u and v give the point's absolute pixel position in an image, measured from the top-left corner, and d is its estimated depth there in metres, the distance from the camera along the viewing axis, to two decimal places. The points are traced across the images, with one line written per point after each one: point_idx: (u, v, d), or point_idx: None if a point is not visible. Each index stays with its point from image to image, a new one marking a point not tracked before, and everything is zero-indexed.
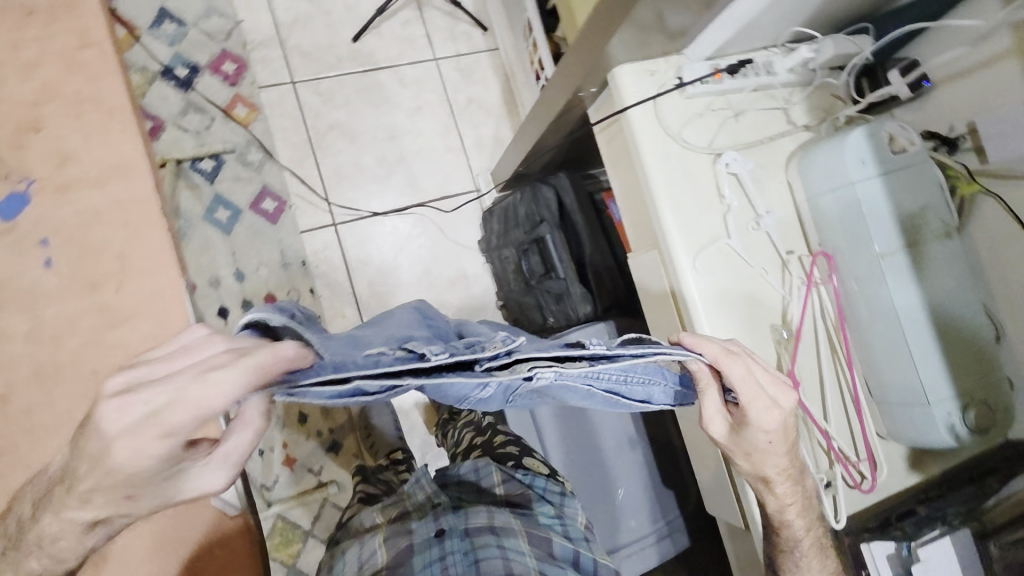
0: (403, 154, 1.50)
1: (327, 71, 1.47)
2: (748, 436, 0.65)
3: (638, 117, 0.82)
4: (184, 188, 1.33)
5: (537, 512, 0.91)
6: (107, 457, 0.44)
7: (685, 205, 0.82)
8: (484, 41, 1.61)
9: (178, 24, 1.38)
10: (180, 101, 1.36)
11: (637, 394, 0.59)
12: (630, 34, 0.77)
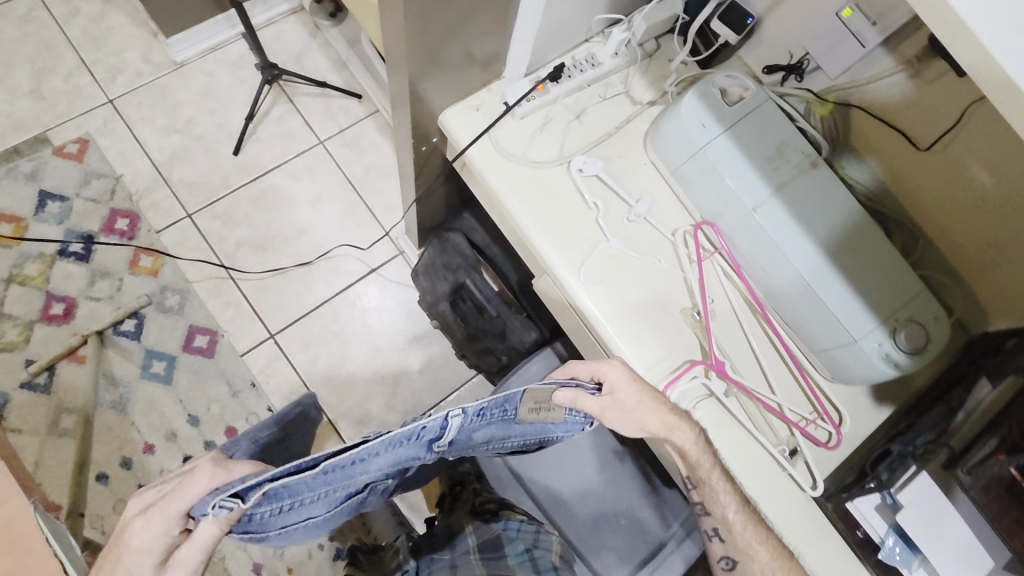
0: (318, 244, 1.48)
1: (219, 193, 1.47)
2: (622, 399, 0.68)
3: (478, 155, 0.80)
4: (114, 355, 1.34)
5: (506, 553, 0.89)
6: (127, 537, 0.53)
7: (552, 221, 0.80)
8: (363, 107, 1.59)
9: (61, 201, 1.40)
10: (85, 273, 1.37)
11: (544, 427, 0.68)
12: (446, 78, 0.76)
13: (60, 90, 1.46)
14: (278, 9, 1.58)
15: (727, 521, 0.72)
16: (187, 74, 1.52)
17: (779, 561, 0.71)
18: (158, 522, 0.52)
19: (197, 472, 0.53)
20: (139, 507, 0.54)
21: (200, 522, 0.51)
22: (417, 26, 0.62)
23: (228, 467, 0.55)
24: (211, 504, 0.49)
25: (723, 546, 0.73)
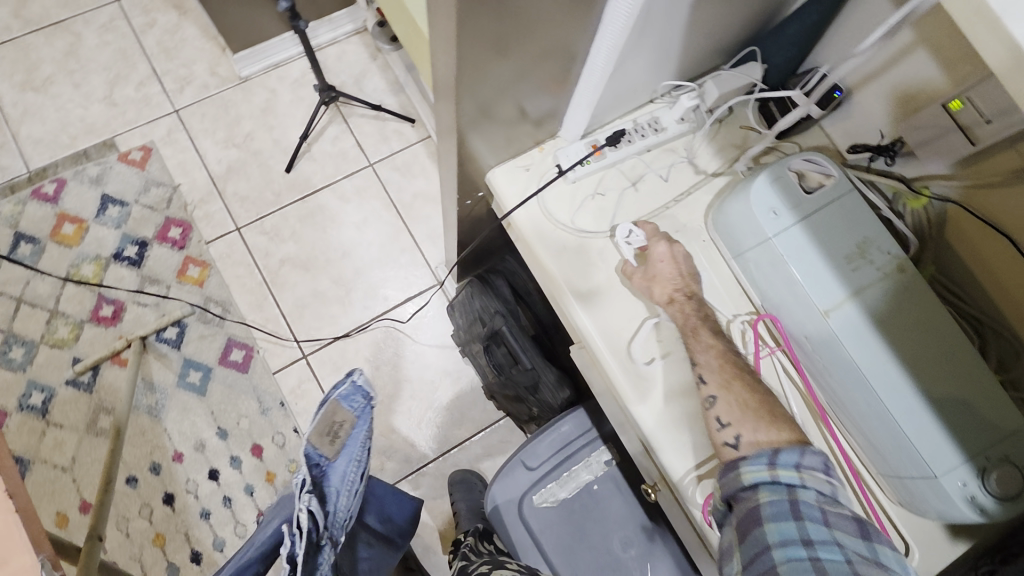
0: (359, 267, 1.47)
1: (268, 208, 1.48)
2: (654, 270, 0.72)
3: (524, 218, 0.76)
4: (154, 360, 1.37)
5: None
6: None
7: (596, 299, 0.74)
8: (416, 132, 1.58)
9: (121, 206, 1.45)
10: (135, 278, 1.41)
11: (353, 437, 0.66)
12: (495, 135, 0.72)
13: (131, 98, 1.52)
14: (343, 30, 1.59)
15: (707, 367, 0.67)
16: (249, 89, 1.55)
17: (753, 397, 0.65)
18: None
19: None
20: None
21: None
22: (476, 73, 0.58)
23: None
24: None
25: (714, 411, 0.65)
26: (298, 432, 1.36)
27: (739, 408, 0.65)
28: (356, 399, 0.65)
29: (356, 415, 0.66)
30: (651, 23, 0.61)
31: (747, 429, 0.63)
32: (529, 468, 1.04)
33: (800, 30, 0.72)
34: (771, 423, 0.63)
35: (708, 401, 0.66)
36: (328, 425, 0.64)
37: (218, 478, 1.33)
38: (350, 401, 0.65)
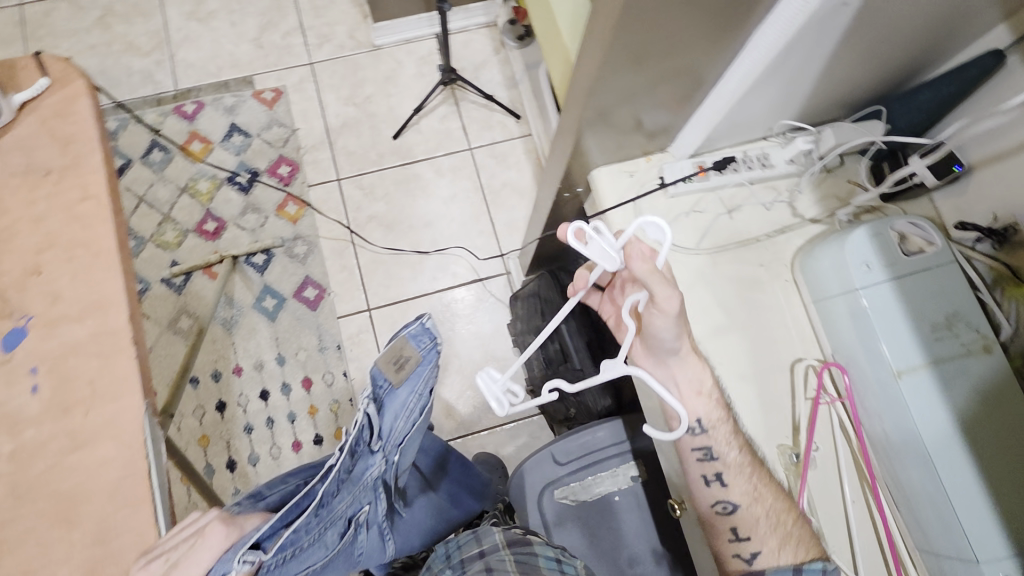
0: (437, 240, 1.55)
1: (370, 167, 1.59)
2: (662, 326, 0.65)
3: (618, 219, 0.79)
4: (239, 279, 1.49)
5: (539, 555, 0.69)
6: None
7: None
8: (519, 127, 1.65)
9: (244, 137, 1.59)
10: (241, 203, 1.54)
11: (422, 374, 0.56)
12: (607, 137, 0.76)
13: (275, 44, 1.66)
14: (475, 20, 1.69)
15: (734, 469, 0.69)
16: (379, 57, 1.67)
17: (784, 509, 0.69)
18: None
19: (209, 530, 0.54)
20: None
21: None
22: (606, 77, 0.64)
23: (239, 525, 0.56)
24: (235, 562, 0.52)
25: (733, 524, 0.70)
26: (346, 376, 1.45)
27: (761, 519, 0.69)
28: (422, 341, 0.55)
29: (422, 356, 0.55)
30: (783, 64, 0.64)
31: (770, 546, 0.69)
32: (557, 461, 1.07)
33: (933, 97, 0.72)
34: (796, 539, 0.68)
35: (724, 507, 0.69)
36: (395, 356, 0.56)
37: (268, 399, 1.43)
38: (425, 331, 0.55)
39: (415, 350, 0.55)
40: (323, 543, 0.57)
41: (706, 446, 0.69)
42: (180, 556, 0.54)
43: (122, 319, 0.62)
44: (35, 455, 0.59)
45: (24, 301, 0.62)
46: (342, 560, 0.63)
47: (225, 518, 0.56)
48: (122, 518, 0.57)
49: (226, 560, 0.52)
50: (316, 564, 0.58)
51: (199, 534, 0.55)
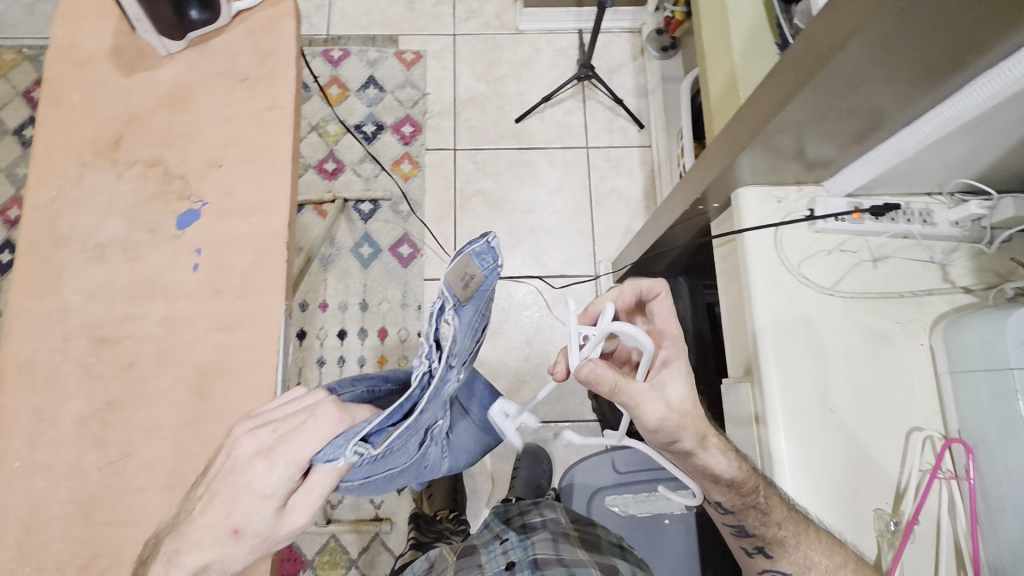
0: (535, 228, 1.57)
1: (487, 144, 1.63)
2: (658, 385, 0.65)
3: (754, 242, 0.77)
4: (344, 222, 1.56)
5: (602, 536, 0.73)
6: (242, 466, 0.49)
7: (790, 345, 0.74)
8: (640, 137, 1.64)
9: (378, 91, 1.66)
10: (361, 151, 1.61)
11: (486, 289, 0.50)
12: (762, 158, 0.74)
13: (425, 10, 1.73)
14: (621, 24, 1.69)
15: (777, 540, 0.71)
16: (520, 42, 1.71)
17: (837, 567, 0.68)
18: (279, 466, 0.48)
19: (323, 409, 0.50)
20: (256, 446, 0.50)
21: (318, 466, 0.49)
22: (790, 99, 0.62)
23: (349, 415, 0.51)
24: (348, 452, 0.48)
25: None
26: (420, 336, 1.49)
27: None
28: (488, 261, 0.48)
29: (486, 275, 0.49)
30: (988, 122, 0.60)
31: None
32: (616, 470, 1.07)
33: None
34: None
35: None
36: (460, 275, 0.48)
37: (344, 339, 1.49)
38: (489, 248, 0.48)
39: (481, 272, 0.48)
40: (407, 451, 0.61)
41: (743, 524, 0.72)
42: (290, 430, 0.50)
43: (282, 224, 0.66)
44: (184, 325, 0.64)
45: (202, 187, 0.68)
46: (414, 467, 0.69)
47: (340, 405, 0.50)
48: (244, 401, 0.62)
49: (339, 446, 0.48)
50: (400, 465, 0.62)
51: (310, 413, 0.51)
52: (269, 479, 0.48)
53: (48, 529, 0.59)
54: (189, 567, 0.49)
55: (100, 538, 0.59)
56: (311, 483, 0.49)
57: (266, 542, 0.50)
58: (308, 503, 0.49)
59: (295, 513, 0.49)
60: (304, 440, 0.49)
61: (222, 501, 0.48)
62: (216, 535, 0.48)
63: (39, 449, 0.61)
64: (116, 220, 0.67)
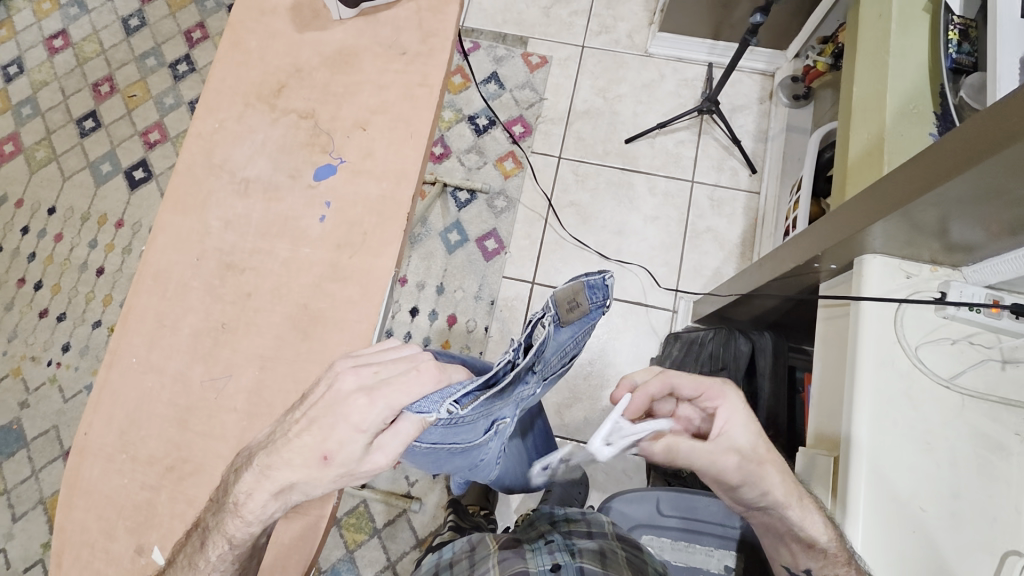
0: (622, 250, 1.55)
1: (592, 158, 1.63)
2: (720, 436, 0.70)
3: (871, 313, 0.73)
4: (439, 205, 1.60)
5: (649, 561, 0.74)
6: (340, 401, 0.52)
7: (889, 427, 0.69)
8: (749, 182, 1.59)
9: (499, 87, 1.70)
10: (471, 141, 1.66)
11: (585, 319, 0.67)
12: (898, 229, 0.69)
13: (560, 17, 1.75)
14: (755, 65, 1.65)
15: None
16: (647, 64, 1.70)
17: None
18: (377, 407, 0.51)
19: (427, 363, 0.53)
20: (358, 382, 0.52)
21: (407, 416, 0.54)
22: (953, 174, 0.58)
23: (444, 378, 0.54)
24: (443, 409, 0.55)
25: None
26: (486, 331, 1.50)
27: None
28: (597, 295, 0.65)
29: (591, 308, 0.67)
30: None
31: None
32: (658, 510, 0.96)
33: None
34: None
35: None
36: (570, 297, 0.66)
37: (414, 317, 1.52)
38: (603, 279, 0.65)
39: (588, 300, 0.66)
40: (473, 427, 0.63)
41: None
42: (392, 375, 0.53)
43: (407, 194, 0.72)
44: (303, 269, 0.70)
45: (343, 146, 0.74)
46: (471, 454, 0.69)
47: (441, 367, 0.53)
48: (340, 349, 0.67)
49: (436, 404, 0.55)
50: (461, 442, 0.64)
51: (413, 365, 0.53)
52: (365, 418, 0.51)
53: (146, 424, 0.67)
54: (279, 482, 0.53)
55: (193, 441, 0.66)
56: (398, 429, 0.53)
57: (348, 476, 0.52)
58: (393, 447, 0.53)
59: (379, 453, 0.52)
60: (405, 389, 0.52)
61: (320, 428, 0.51)
62: (307, 458, 0.51)
63: (157, 351, 0.69)
64: (265, 161, 0.74)
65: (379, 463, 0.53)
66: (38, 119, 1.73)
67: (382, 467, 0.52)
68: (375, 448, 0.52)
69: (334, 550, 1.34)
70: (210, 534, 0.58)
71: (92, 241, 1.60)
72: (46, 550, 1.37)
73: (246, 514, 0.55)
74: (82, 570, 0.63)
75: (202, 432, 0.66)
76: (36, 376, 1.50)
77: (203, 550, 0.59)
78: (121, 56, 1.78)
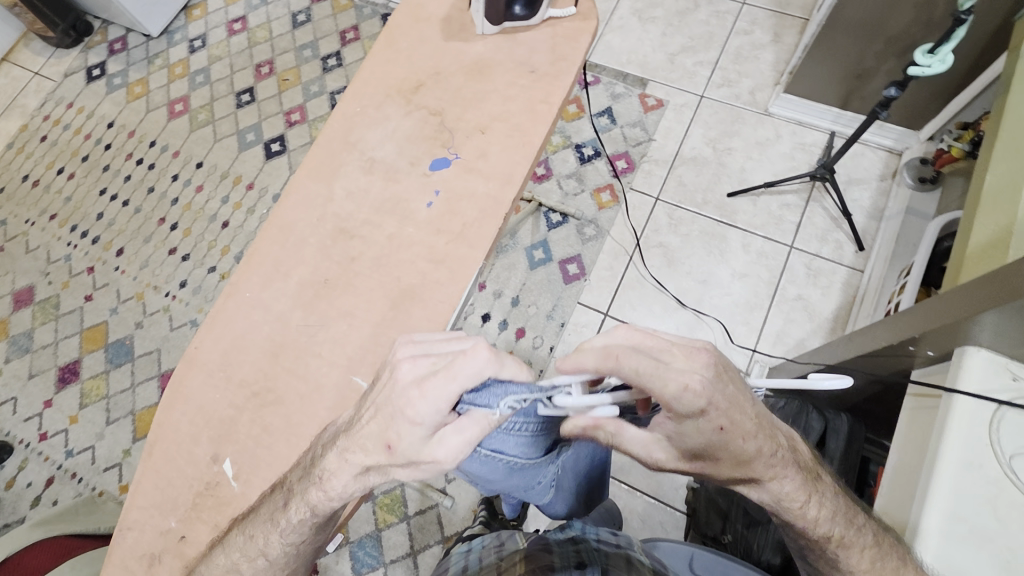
0: (702, 300, 1.53)
1: (689, 205, 1.62)
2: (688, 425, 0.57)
3: (965, 409, 0.69)
4: (531, 222, 1.66)
5: None
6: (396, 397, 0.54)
7: (964, 533, 0.65)
8: (853, 258, 1.52)
9: (611, 122, 1.75)
10: (573, 168, 1.71)
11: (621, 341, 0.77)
12: (1011, 324, 0.65)
13: (684, 65, 1.78)
14: (882, 140, 1.59)
15: None
16: (764, 122, 1.69)
17: None
18: (432, 402, 0.52)
19: (478, 350, 0.51)
20: (413, 373, 0.54)
21: (472, 411, 0.55)
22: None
23: (500, 359, 0.53)
24: (502, 404, 0.55)
25: None
26: (551, 350, 1.52)
27: None
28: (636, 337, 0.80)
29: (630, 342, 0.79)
30: None
31: None
32: (690, 567, 0.93)
33: None
34: None
35: None
36: None
37: (485, 322, 1.57)
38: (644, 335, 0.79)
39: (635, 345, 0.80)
40: (543, 440, 0.70)
41: None
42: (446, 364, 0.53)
43: (510, 197, 0.79)
44: (404, 245, 0.78)
45: (462, 145, 0.82)
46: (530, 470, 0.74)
47: (492, 346, 0.51)
48: (423, 324, 0.74)
49: (495, 395, 0.55)
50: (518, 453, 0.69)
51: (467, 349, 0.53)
52: (424, 416, 0.53)
53: (246, 353, 0.76)
54: (357, 464, 0.57)
55: (281, 374, 0.74)
56: (461, 425, 0.55)
57: (415, 466, 0.56)
58: (454, 443, 0.54)
59: (440, 447, 0.54)
60: (454, 383, 0.51)
61: (382, 419, 0.55)
62: (374, 443, 0.56)
63: (268, 291, 0.78)
64: (392, 146, 0.83)
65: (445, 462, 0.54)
66: (207, 87, 2.00)
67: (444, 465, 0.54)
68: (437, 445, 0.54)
69: (364, 525, 1.40)
70: (286, 507, 0.63)
71: (225, 196, 1.81)
72: (125, 456, 1.53)
73: (328, 489, 0.59)
74: (167, 463, 0.74)
75: (290, 368, 0.74)
76: (154, 303, 1.70)
77: (287, 509, 0.63)
78: (284, 45, 2.02)
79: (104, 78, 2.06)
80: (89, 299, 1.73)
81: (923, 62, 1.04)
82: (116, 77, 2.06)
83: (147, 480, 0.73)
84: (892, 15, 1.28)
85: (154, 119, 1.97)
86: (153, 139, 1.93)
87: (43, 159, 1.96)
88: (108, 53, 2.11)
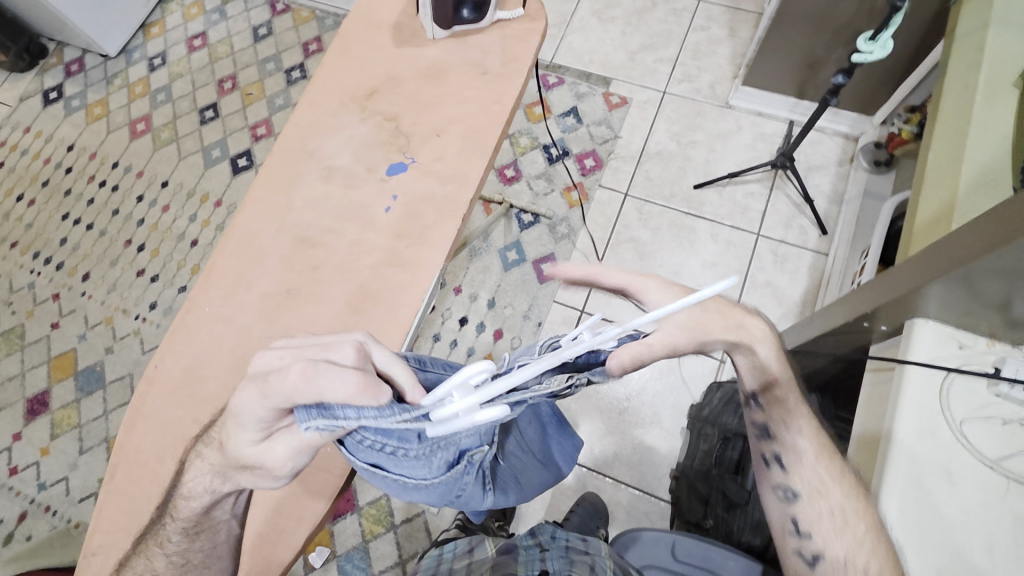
0: (675, 292, 1.55)
1: (657, 199, 1.65)
2: None
3: (916, 379, 0.71)
4: (503, 224, 1.66)
5: None
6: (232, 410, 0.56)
7: (928, 517, 0.66)
8: (818, 243, 1.55)
9: (576, 121, 1.77)
10: (542, 168, 1.72)
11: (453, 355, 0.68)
12: (954, 294, 0.68)
13: (645, 63, 1.81)
14: (838, 126, 1.63)
15: None
16: (725, 115, 1.72)
17: None
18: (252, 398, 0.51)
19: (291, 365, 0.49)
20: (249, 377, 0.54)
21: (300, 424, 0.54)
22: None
23: (313, 374, 0.49)
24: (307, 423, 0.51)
25: None
26: None
27: None
28: None
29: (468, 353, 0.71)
30: None
31: None
32: (673, 555, 0.94)
33: None
34: None
35: None
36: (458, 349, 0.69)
37: (462, 326, 1.57)
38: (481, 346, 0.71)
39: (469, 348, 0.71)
40: (427, 463, 0.61)
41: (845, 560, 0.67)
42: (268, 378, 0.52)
43: (469, 197, 0.79)
44: (365, 252, 0.78)
45: (419, 149, 0.82)
46: (440, 488, 0.63)
47: (303, 366, 0.49)
48: (387, 329, 0.74)
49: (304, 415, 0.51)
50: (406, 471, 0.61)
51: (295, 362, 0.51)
52: (240, 424, 0.54)
53: (211, 368, 0.75)
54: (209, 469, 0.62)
55: None
56: (290, 428, 0.54)
57: (250, 475, 0.58)
58: (280, 452, 0.54)
59: (266, 454, 0.55)
60: (262, 402, 0.51)
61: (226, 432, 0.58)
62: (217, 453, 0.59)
63: (230, 303, 0.77)
64: (349, 152, 0.83)
65: (272, 466, 0.55)
66: (168, 105, 1.97)
67: (268, 471, 0.55)
68: (259, 453, 0.55)
69: (349, 537, 1.38)
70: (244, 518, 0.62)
71: (192, 214, 1.79)
72: (101, 484, 1.50)
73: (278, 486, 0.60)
74: (133, 484, 0.72)
75: None
76: (123, 326, 1.67)
77: None
78: (246, 60, 2.01)
79: (63, 101, 2.02)
80: (55, 326, 1.69)
81: (865, 48, 1.07)
82: (75, 99, 2.02)
83: (114, 503, 0.72)
84: (837, 4, 1.32)
85: (116, 140, 1.93)
86: (116, 160, 1.90)
87: (3, 186, 1.91)
88: (66, 75, 2.06)
